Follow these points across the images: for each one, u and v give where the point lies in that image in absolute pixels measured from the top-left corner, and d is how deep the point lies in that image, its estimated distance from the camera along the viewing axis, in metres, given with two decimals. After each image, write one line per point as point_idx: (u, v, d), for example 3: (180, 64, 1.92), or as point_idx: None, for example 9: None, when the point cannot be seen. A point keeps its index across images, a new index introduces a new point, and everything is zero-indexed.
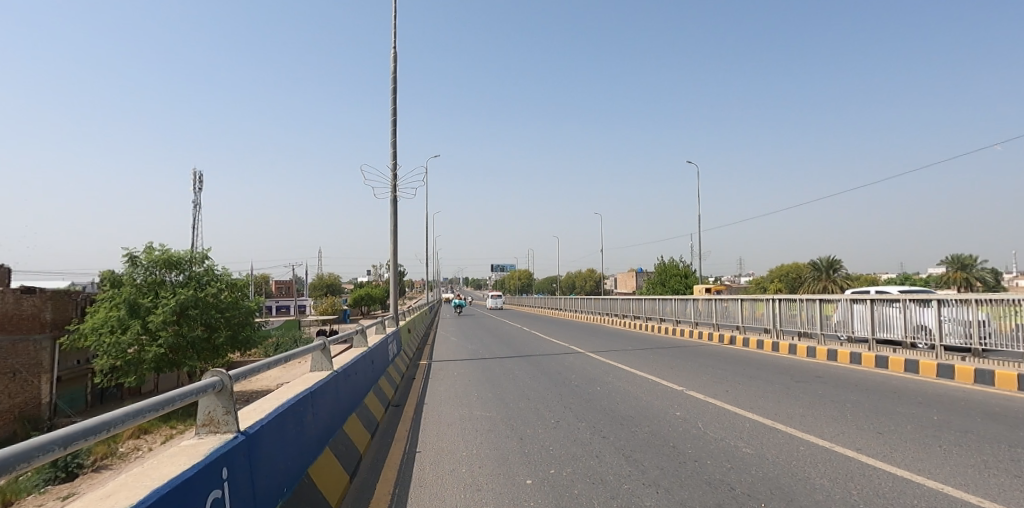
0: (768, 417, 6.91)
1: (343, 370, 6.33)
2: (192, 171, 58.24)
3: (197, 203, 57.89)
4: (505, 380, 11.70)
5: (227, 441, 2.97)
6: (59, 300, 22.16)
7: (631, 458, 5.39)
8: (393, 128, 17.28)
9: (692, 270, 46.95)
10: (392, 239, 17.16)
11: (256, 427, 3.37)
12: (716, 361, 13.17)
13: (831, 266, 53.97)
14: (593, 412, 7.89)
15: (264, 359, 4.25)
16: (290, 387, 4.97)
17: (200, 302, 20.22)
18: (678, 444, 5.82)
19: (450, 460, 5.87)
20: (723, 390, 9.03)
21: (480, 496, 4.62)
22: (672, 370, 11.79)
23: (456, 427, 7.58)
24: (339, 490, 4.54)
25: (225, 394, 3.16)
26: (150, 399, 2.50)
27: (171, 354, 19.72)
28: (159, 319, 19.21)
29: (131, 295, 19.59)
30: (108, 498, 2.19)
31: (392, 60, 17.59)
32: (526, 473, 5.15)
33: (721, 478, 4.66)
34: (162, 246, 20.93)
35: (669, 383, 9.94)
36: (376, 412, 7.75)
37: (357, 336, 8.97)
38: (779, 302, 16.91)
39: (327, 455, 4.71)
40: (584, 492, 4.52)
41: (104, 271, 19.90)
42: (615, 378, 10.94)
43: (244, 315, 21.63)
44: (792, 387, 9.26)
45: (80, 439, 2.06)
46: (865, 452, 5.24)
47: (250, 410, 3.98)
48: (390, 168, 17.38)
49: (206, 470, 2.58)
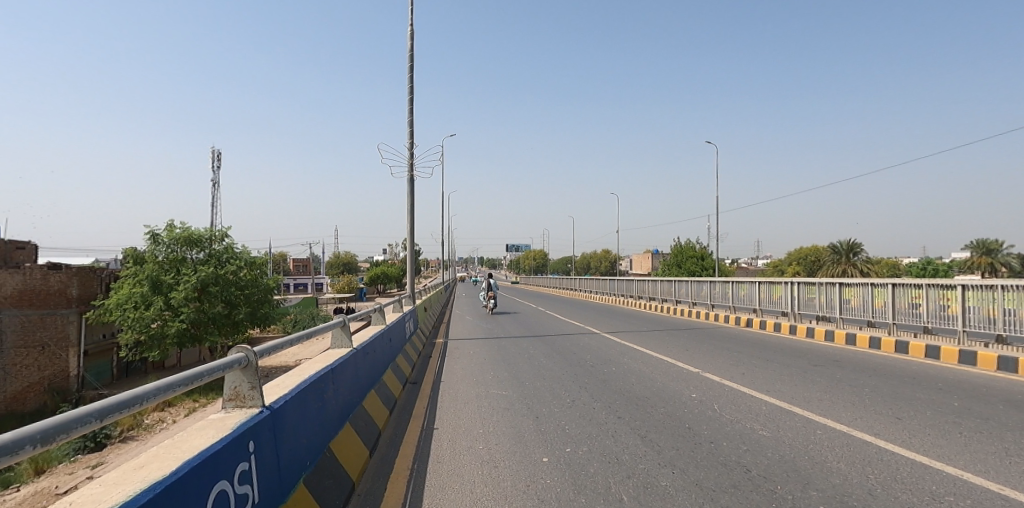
0: (784, 400, 6.89)
1: (362, 347, 6.43)
2: (211, 149, 59.46)
3: (216, 182, 58.74)
4: (520, 359, 11.80)
5: (253, 416, 3.04)
6: (85, 276, 22.73)
7: (647, 439, 5.43)
8: (408, 108, 17.21)
9: (710, 251, 46.58)
10: (409, 217, 17.28)
11: (280, 402, 3.45)
12: (732, 344, 13.12)
13: (852, 249, 53.41)
14: (608, 392, 7.91)
15: (288, 335, 4.35)
16: (311, 363, 5.07)
17: (220, 279, 20.46)
18: (694, 425, 5.84)
19: (467, 437, 5.96)
20: (738, 373, 8.99)
21: (496, 472, 4.69)
22: (688, 352, 11.76)
23: (473, 404, 7.70)
24: (359, 463, 4.67)
25: (250, 370, 3.23)
26: (179, 374, 2.58)
27: (193, 329, 20.17)
28: (180, 296, 19.56)
29: (154, 272, 19.97)
30: (141, 469, 2.27)
31: (409, 39, 17.50)
32: (543, 451, 5.21)
33: (737, 460, 4.68)
34: (183, 224, 21.13)
35: (685, 365, 9.92)
36: (394, 388, 7.89)
37: (374, 314, 9.14)
38: (799, 285, 16.71)
39: (348, 430, 4.85)
40: (599, 470, 4.58)
41: (127, 249, 20.28)
42: (630, 359, 10.98)
43: (262, 293, 21.91)
44: (810, 371, 9.19)
45: (115, 412, 2.14)
46: (883, 437, 5.22)
47: (275, 385, 4.09)
48: (408, 147, 17.41)
49: (233, 443, 2.66)
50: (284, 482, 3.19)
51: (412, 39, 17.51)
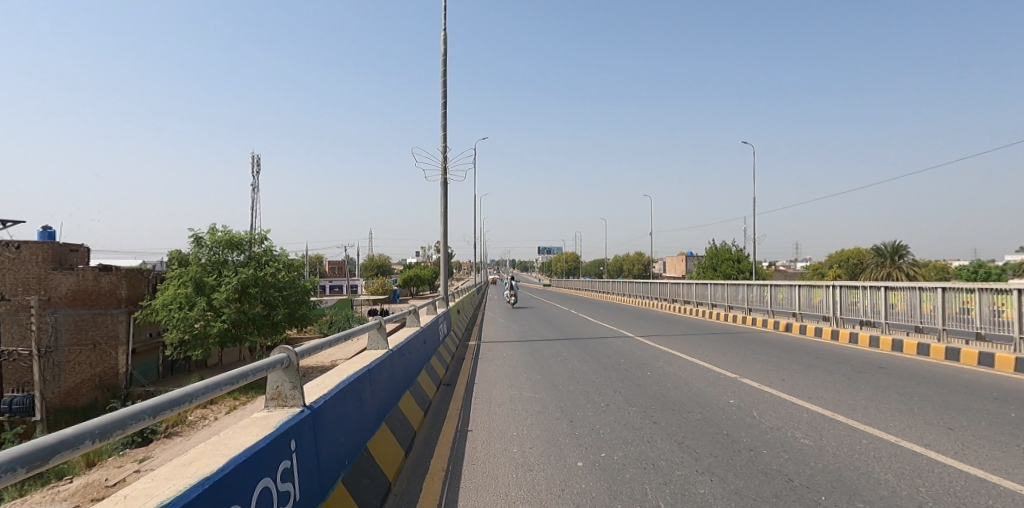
0: (827, 407, 6.69)
1: (397, 349, 6.52)
2: (250, 156, 61.12)
3: (255, 186, 60.35)
4: (553, 362, 11.77)
5: (295, 415, 3.12)
6: (134, 277, 23.61)
7: (683, 445, 5.35)
8: (441, 112, 17.39)
9: (746, 254, 45.68)
10: (442, 219, 17.44)
11: (320, 401, 3.53)
12: (771, 348, 12.81)
13: (897, 252, 51.67)
14: (643, 397, 7.82)
15: (327, 336, 4.45)
16: (348, 364, 5.17)
17: (259, 280, 20.99)
18: (732, 432, 5.72)
19: (501, 440, 5.97)
20: (778, 379, 8.77)
21: (531, 476, 4.68)
22: (725, 356, 11.54)
23: (507, 407, 7.71)
24: (394, 463, 4.72)
25: (292, 369, 3.31)
26: (226, 373, 2.66)
27: (234, 329, 20.76)
28: (222, 297, 20.16)
29: (197, 274, 20.63)
30: (190, 465, 2.34)
31: (442, 45, 17.68)
32: (577, 456, 5.18)
33: (778, 468, 4.57)
34: (225, 227, 21.76)
35: (722, 369, 9.74)
36: (428, 390, 7.97)
37: (409, 316, 9.26)
38: (840, 289, 16.23)
39: (385, 430, 4.92)
40: (635, 476, 4.53)
41: (172, 251, 21.01)
42: (665, 363, 10.84)
43: (300, 294, 22.38)
44: (853, 377, 8.90)
45: (167, 409, 2.21)
46: (935, 448, 5.01)
47: (315, 385, 4.18)
48: (441, 151, 17.58)
49: (276, 442, 2.72)
50: (324, 480, 3.25)
51: (444, 45, 17.69)
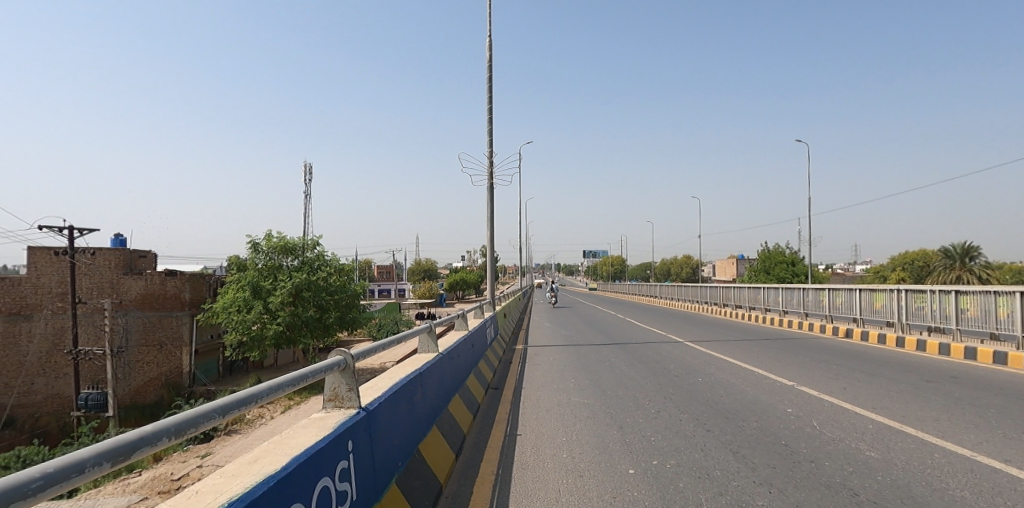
0: (893, 418, 6.38)
1: (447, 352, 6.61)
2: (303, 165, 63.32)
3: (308, 195, 62.43)
4: (601, 367, 11.67)
5: (350, 416, 3.20)
6: (197, 282, 24.76)
7: (739, 454, 5.20)
8: (488, 118, 17.53)
9: (801, 257, 44.10)
10: (488, 224, 17.57)
11: (375, 403, 3.62)
12: (829, 355, 12.30)
13: (967, 253, 48.80)
14: (695, 404, 7.64)
15: (380, 339, 4.55)
16: (400, 366, 5.28)
17: (312, 284, 21.64)
18: (791, 442, 5.52)
19: (550, 445, 5.96)
20: (839, 387, 8.40)
21: (583, 482, 4.65)
22: (780, 363, 11.15)
23: (556, 411, 7.68)
24: (445, 466, 4.78)
25: (348, 372, 3.40)
26: (288, 375, 2.76)
27: (289, 331, 21.46)
28: (278, 300, 20.89)
29: (255, 278, 21.47)
30: (256, 463, 2.43)
31: (488, 51, 17.84)
32: (629, 463, 5.11)
33: (842, 482, 4.38)
34: (280, 233, 22.55)
35: (777, 377, 9.43)
36: (477, 393, 8.03)
37: (458, 320, 9.37)
38: (906, 293, 15.43)
39: (435, 433, 4.99)
40: (689, 485, 4.43)
41: (232, 257, 21.94)
42: (718, 369, 10.56)
43: (350, 298, 22.95)
44: (922, 387, 8.44)
45: (234, 409, 2.31)
46: (1015, 464, 4.69)
47: (369, 387, 4.28)
48: (488, 156, 17.73)
49: (334, 441, 2.80)
50: (379, 480, 3.32)
51: (490, 50, 17.84)
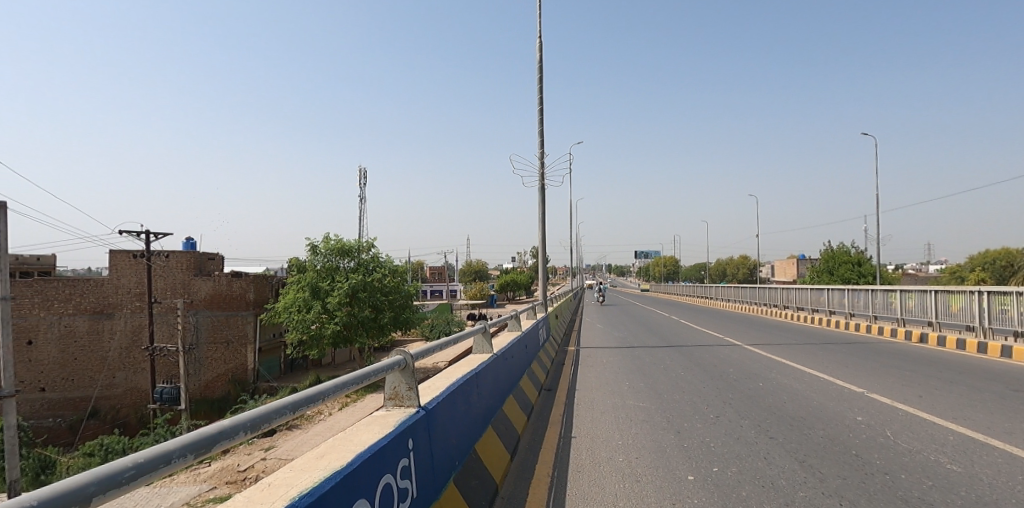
0: (977, 430, 5.96)
1: (501, 353, 6.63)
2: (358, 169, 65.24)
3: (363, 198, 64.18)
4: (657, 370, 11.45)
5: (410, 415, 3.26)
6: (260, 283, 25.78)
7: (806, 464, 5.00)
8: (539, 118, 17.53)
9: (868, 256, 41.94)
10: (540, 225, 17.56)
11: (433, 403, 3.67)
12: (902, 361, 11.64)
13: None
14: (756, 409, 7.39)
15: (437, 339, 4.62)
16: (456, 367, 5.34)
17: (367, 285, 22.22)
18: (863, 453, 5.25)
19: (606, 448, 5.89)
20: (914, 396, 7.93)
21: (640, 488, 4.57)
22: (848, 368, 10.63)
23: (610, 414, 7.59)
24: (501, 466, 4.79)
25: (408, 372, 3.46)
26: (352, 374, 2.85)
27: (346, 331, 22.06)
28: (335, 300, 21.55)
29: (313, 279, 22.24)
30: (323, 458, 2.51)
31: (538, 53, 17.84)
32: (688, 469, 4.99)
33: (920, 496, 4.13)
34: (337, 236, 23.24)
35: (845, 383, 8.99)
36: (530, 394, 8.03)
37: (511, 321, 9.41)
38: (988, 295, 14.41)
39: (491, 433, 5.02)
40: (753, 494, 4.29)
41: (292, 259, 22.80)
42: (780, 374, 10.17)
43: (404, 298, 23.39)
44: (1008, 396, 7.85)
45: (303, 406, 2.39)
46: None
47: (427, 387, 4.35)
48: (538, 157, 17.72)
49: (395, 440, 2.86)
50: (437, 479, 3.37)
51: (540, 51, 17.84)
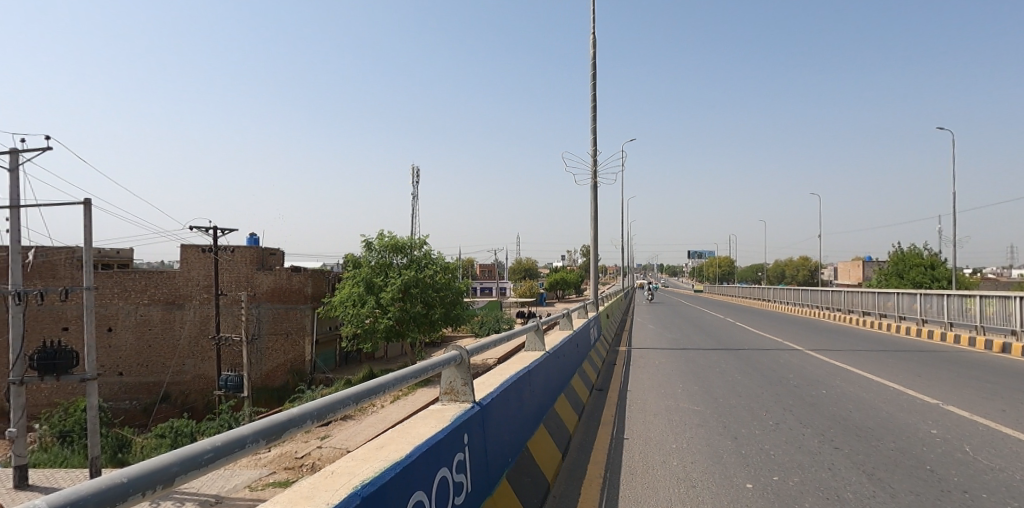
0: None
1: (553, 351, 6.60)
2: (412, 169, 66.48)
3: (416, 196, 65.43)
4: (711, 373, 11.16)
5: (466, 410, 3.30)
6: (317, 277, 26.73)
7: (874, 477, 4.75)
8: (591, 115, 17.35)
9: (942, 259, 39.49)
10: (591, 223, 17.39)
11: (487, 398, 3.70)
12: (980, 371, 10.90)
13: None
14: (818, 417, 7.09)
15: (491, 336, 4.64)
16: (508, 363, 5.35)
17: (419, 281, 22.62)
18: (938, 468, 4.95)
19: (660, 451, 5.77)
20: (995, 409, 7.41)
21: (696, 493, 4.46)
22: (919, 378, 10.04)
23: (663, 417, 7.44)
24: (552, 465, 4.77)
25: (462, 367, 3.48)
26: (410, 367, 2.90)
27: (398, 326, 22.55)
28: (388, 296, 22.06)
29: (368, 275, 22.82)
30: (383, 449, 2.57)
31: (591, 49, 17.66)
32: (746, 476, 4.84)
33: None
34: (391, 233, 23.68)
35: (917, 393, 8.49)
36: (581, 393, 7.96)
37: (562, 319, 9.35)
38: None
39: (542, 431, 5.00)
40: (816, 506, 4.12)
41: (348, 255, 23.39)
42: (844, 381, 9.71)
43: (455, 295, 23.67)
44: None
45: (365, 397, 2.45)
46: None
47: (480, 383, 4.38)
48: (591, 154, 17.55)
49: (452, 434, 2.89)
50: (490, 474, 3.38)
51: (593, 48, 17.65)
